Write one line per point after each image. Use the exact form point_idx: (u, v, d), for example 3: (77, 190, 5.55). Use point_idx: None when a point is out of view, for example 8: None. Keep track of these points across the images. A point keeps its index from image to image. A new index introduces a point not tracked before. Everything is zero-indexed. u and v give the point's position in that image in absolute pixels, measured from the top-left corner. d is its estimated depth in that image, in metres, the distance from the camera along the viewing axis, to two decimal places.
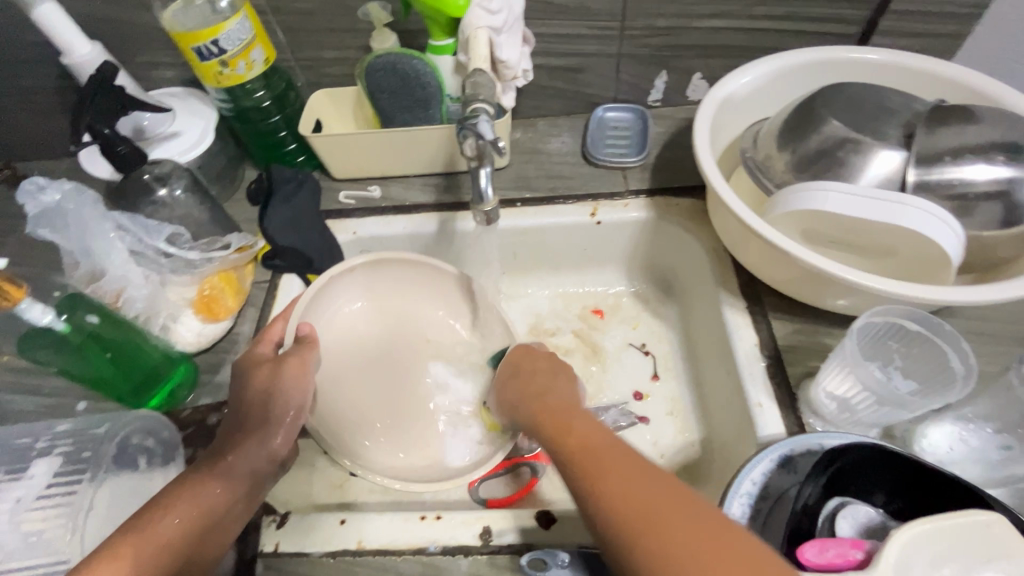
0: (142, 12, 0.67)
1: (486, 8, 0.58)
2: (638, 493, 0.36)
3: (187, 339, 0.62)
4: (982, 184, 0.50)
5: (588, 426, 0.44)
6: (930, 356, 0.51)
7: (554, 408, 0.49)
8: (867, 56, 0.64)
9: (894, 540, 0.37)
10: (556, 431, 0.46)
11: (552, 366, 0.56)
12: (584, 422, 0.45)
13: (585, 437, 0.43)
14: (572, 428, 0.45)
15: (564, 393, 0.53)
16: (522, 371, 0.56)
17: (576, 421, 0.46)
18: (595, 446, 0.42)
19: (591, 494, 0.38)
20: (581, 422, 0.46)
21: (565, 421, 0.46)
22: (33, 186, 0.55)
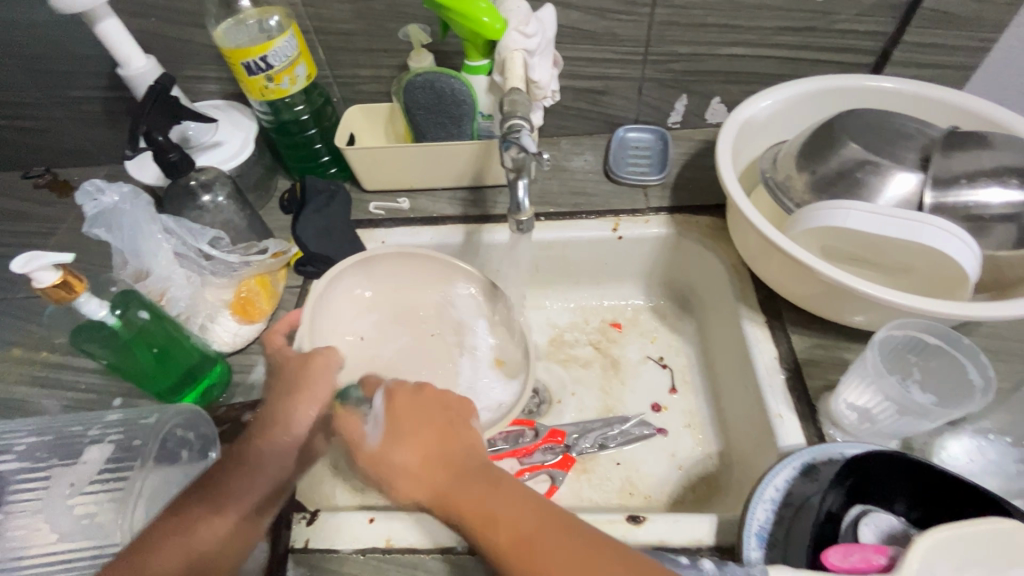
0: (194, 30, 0.71)
1: (523, 32, 0.61)
2: (580, 560, 0.40)
3: (222, 339, 0.64)
4: (996, 206, 0.53)
5: (513, 494, 0.45)
6: (947, 370, 0.53)
7: (461, 474, 0.47)
8: (881, 85, 0.67)
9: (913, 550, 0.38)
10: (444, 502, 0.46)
11: (436, 415, 0.52)
12: (500, 492, 0.45)
13: (518, 517, 0.43)
14: (473, 502, 0.44)
15: (432, 447, 0.49)
16: (393, 459, 0.49)
17: (487, 487, 0.45)
18: (529, 520, 0.43)
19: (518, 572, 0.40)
20: (479, 491, 0.45)
21: (461, 489, 0.46)
22: (93, 188, 0.58)
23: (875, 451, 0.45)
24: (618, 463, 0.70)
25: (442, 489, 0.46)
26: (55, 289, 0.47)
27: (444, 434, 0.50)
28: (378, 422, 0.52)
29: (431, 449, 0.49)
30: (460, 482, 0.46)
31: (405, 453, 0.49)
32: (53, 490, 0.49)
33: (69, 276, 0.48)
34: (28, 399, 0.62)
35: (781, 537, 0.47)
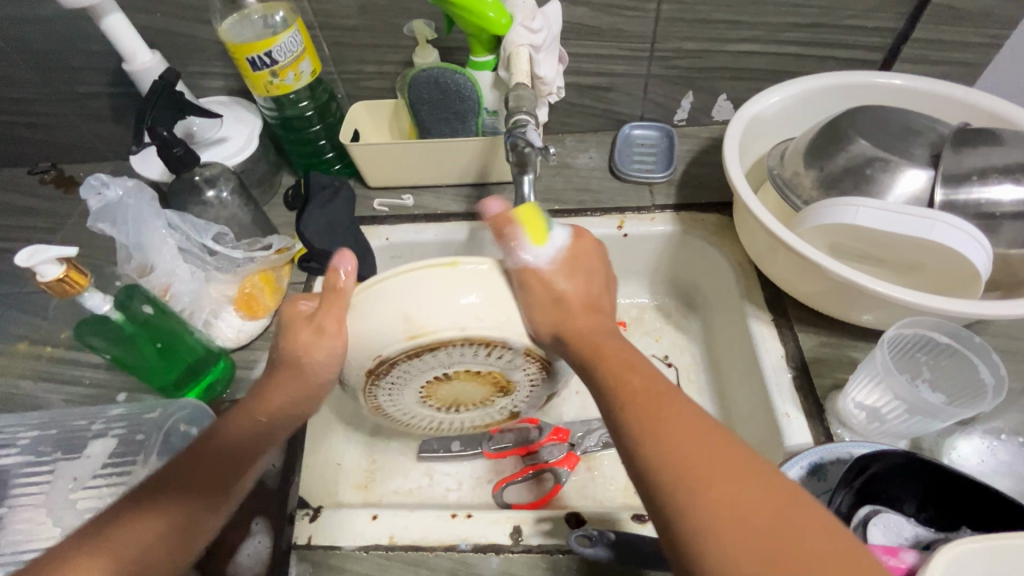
0: (198, 26, 0.71)
1: (528, 27, 0.61)
2: (683, 421, 0.37)
3: (226, 335, 0.64)
4: (1007, 204, 0.52)
5: (639, 365, 0.45)
6: (959, 368, 0.52)
7: (597, 332, 0.49)
8: (891, 81, 0.67)
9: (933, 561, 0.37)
10: (589, 353, 0.47)
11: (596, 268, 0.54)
12: (641, 371, 0.44)
13: (644, 380, 0.43)
14: (621, 363, 0.45)
15: (594, 295, 0.52)
16: (552, 288, 0.50)
17: (630, 364, 0.45)
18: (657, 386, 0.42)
19: (641, 429, 0.38)
20: (620, 356, 0.46)
21: (607, 341, 0.48)
22: (98, 182, 0.58)
23: (885, 450, 0.45)
24: None
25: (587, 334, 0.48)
26: (59, 283, 0.47)
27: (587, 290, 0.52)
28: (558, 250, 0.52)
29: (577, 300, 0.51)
30: (608, 335, 0.48)
31: (565, 283, 0.51)
32: (56, 485, 0.49)
33: (72, 270, 0.48)
34: (31, 394, 0.62)
35: None
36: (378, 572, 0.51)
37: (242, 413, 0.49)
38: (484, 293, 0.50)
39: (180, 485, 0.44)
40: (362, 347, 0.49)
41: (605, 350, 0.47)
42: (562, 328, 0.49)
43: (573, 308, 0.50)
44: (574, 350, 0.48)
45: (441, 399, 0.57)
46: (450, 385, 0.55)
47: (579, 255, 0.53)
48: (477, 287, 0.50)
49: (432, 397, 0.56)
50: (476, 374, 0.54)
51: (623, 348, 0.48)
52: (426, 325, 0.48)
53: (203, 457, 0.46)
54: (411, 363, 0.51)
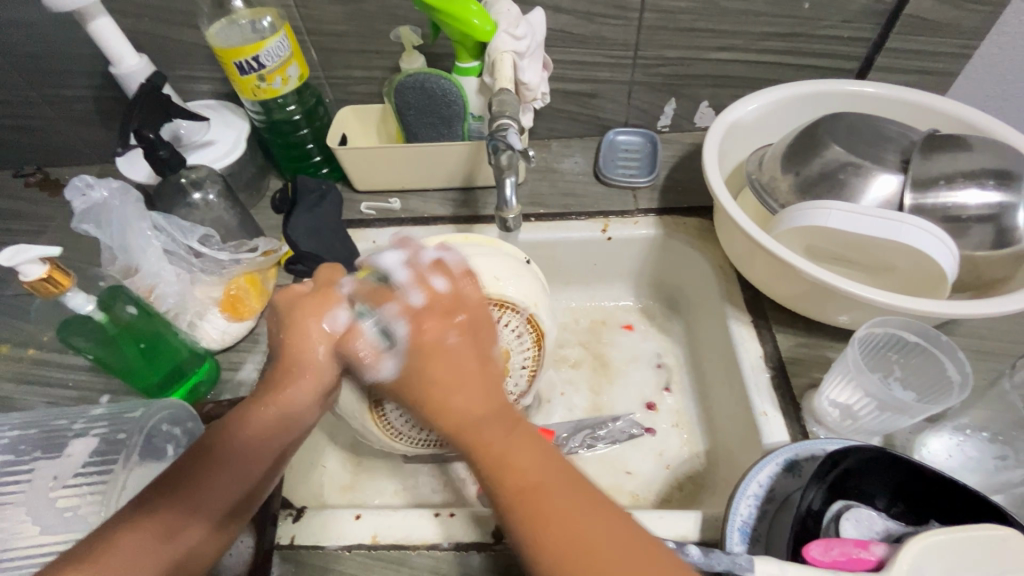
0: (186, 30, 0.71)
1: (512, 34, 0.62)
2: (572, 531, 0.35)
3: (210, 336, 0.64)
4: (974, 208, 0.54)
5: (518, 455, 0.39)
6: (929, 367, 0.54)
7: (485, 410, 0.41)
8: (864, 89, 0.69)
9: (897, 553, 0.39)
10: (474, 434, 0.40)
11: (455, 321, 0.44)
12: (525, 443, 0.40)
13: (530, 469, 0.38)
14: (500, 445, 0.40)
15: (478, 345, 0.44)
16: (442, 336, 0.43)
17: (517, 436, 0.40)
18: (540, 474, 0.38)
19: (519, 523, 0.37)
20: (506, 435, 0.40)
21: (484, 425, 0.40)
22: (82, 183, 0.58)
23: (857, 446, 0.46)
24: (607, 462, 0.71)
25: (471, 421, 0.41)
26: (42, 283, 0.47)
27: (466, 338, 0.43)
28: (434, 288, 0.45)
29: (450, 347, 0.43)
30: (500, 420, 0.41)
31: (455, 330, 0.43)
32: (35, 485, 0.48)
33: (55, 270, 0.48)
34: (14, 395, 0.62)
35: (763, 533, 0.48)
36: (360, 571, 0.52)
37: (245, 417, 0.46)
38: (470, 271, 0.53)
39: (190, 506, 0.41)
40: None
41: (487, 429, 0.40)
42: (434, 385, 0.42)
43: (472, 367, 0.42)
44: (458, 429, 0.41)
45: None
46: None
47: (457, 289, 0.46)
48: (461, 269, 0.53)
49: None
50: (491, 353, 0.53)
51: (503, 424, 0.41)
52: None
53: (209, 472, 0.43)
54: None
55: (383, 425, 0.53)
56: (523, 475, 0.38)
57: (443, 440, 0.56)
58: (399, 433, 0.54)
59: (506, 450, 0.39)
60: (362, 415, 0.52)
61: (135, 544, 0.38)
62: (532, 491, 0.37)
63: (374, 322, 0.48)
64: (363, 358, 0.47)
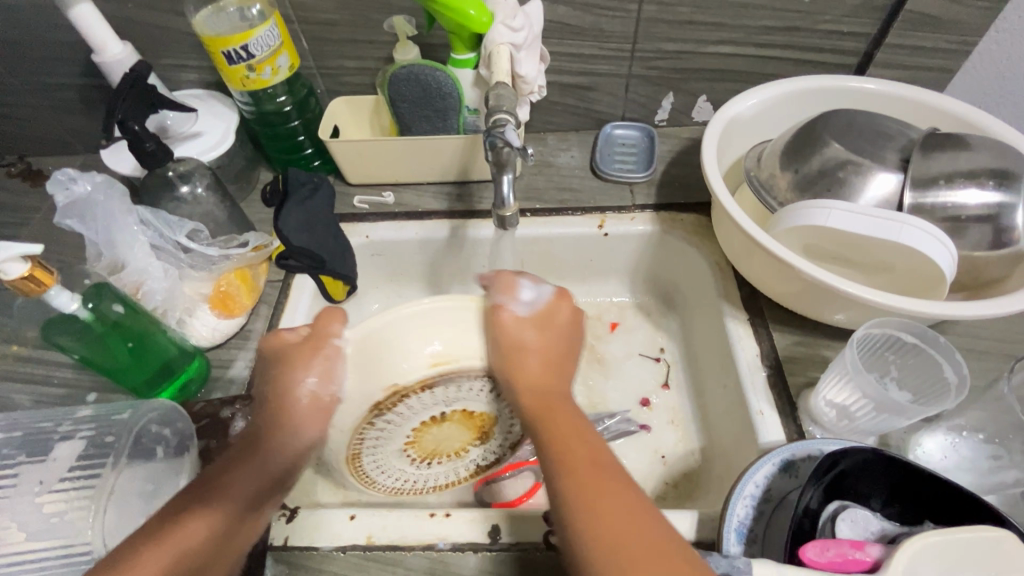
0: (172, 17, 0.69)
1: (509, 26, 0.61)
2: (617, 506, 0.38)
3: (202, 334, 0.62)
4: (972, 207, 0.54)
5: (587, 433, 0.46)
6: (924, 367, 0.54)
7: (548, 396, 0.50)
8: (864, 86, 0.68)
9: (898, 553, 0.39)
10: (544, 404, 0.49)
11: (563, 342, 0.56)
12: (586, 429, 0.46)
13: (592, 451, 0.43)
14: (574, 427, 0.46)
15: (557, 357, 0.54)
16: (521, 336, 0.55)
17: (580, 426, 0.46)
18: (596, 457, 0.43)
19: (573, 487, 0.40)
20: (567, 418, 0.47)
21: (555, 413, 0.48)
22: (64, 177, 0.56)
23: (852, 448, 0.46)
24: None
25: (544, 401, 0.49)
26: (23, 282, 0.46)
27: (557, 345, 0.55)
28: (533, 305, 0.57)
29: (552, 347, 0.55)
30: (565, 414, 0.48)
31: (530, 333, 0.55)
32: (20, 488, 0.47)
33: (37, 268, 0.47)
34: None
35: (759, 534, 0.48)
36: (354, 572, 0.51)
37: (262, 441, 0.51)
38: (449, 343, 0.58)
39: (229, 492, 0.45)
40: (375, 381, 0.56)
41: (550, 416, 0.47)
42: (519, 363, 0.53)
43: (537, 363, 0.53)
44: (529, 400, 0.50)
45: (421, 450, 0.59)
46: (438, 429, 0.60)
47: (557, 316, 0.57)
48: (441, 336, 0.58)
49: (414, 446, 0.59)
50: (470, 415, 0.60)
51: (577, 417, 0.48)
52: (443, 356, 0.57)
53: (243, 466, 0.48)
54: (419, 397, 0.57)
55: (362, 471, 0.58)
56: (575, 447, 0.44)
57: (423, 478, 0.61)
58: (384, 472, 0.59)
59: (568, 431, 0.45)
60: (342, 462, 0.57)
61: (201, 521, 0.42)
62: (586, 462, 0.42)
63: (360, 392, 0.55)
64: (350, 417, 0.55)
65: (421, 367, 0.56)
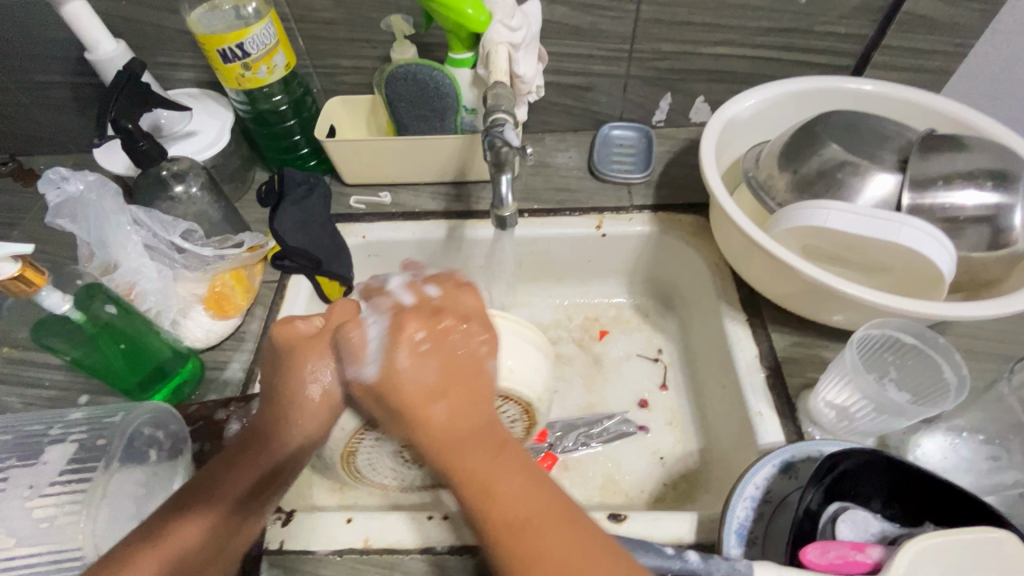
0: (166, 15, 0.68)
1: (507, 25, 0.61)
2: (560, 560, 0.35)
3: (195, 335, 0.62)
4: (971, 208, 0.54)
5: (507, 481, 0.39)
6: (924, 369, 0.54)
7: (456, 435, 0.41)
8: (862, 87, 0.68)
9: (898, 555, 0.40)
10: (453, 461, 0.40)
11: (458, 346, 0.44)
12: (508, 470, 0.39)
13: (507, 508, 0.37)
14: (487, 472, 0.39)
15: (462, 359, 0.44)
16: (419, 365, 0.43)
17: (501, 465, 0.39)
18: (527, 502, 0.38)
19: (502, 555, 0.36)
20: (490, 464, 0.39)
21: (467, 454, 0.40)
22: (56, 176, 0.55)
23: (852, 449, 0.46)
24: (601, 460, 0.71)
25: (454, 438, 0.41)
26: (14, 283, 0.45)
27: (450, 348, 0.44)
28: (378, 343, 0.45)
29: (443, 358, 0.43)
30: (485, 448, 0.40)
31: (409, 363, 0.43)
32: (8, 493, 0.46)
33: (28, 268, 0.46)
34: None
35: (759, 535, 0.48)
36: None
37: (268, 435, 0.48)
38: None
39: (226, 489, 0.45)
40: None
41: (463, 455, 0.40)
42: (415, 417, 0.42)
43: (436, 388, 0.42)
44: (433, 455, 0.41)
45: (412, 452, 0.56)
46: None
47: (422, 325, 0.45)
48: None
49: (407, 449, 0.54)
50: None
51: (496, 442, 0.41)
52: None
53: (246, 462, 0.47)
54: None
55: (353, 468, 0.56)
56: (505, 497, 0.38)
57: (411, 475, 0.58)
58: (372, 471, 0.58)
59: (487, 475, 0.39)
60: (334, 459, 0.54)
61: (193, 526, 0.42)
62: (519, 519, 0.37)
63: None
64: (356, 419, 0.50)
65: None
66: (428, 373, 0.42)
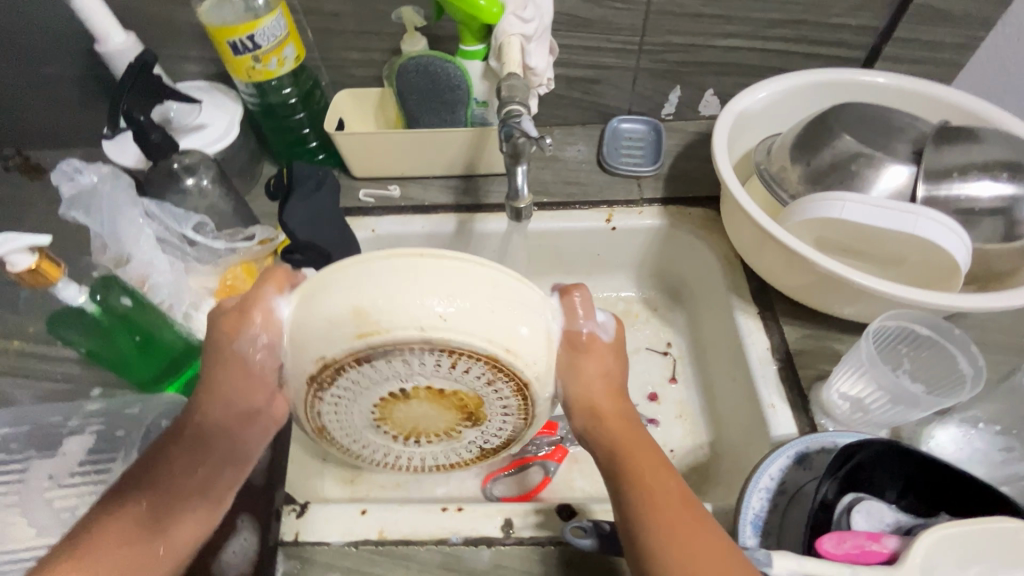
0: (176, 7, 0.68)
1: (520, 16, 0.60)
2: (687, 522, 0.40)
3: (206, 328, 0.59)
4: (985, 200, 0.54)
5: (657, 458, 0.44)
6: (938, 360, 0.54)
7: (617, 407, 0.46)
8: (874, 80, 0.68)
9: (918, 541, 0.40)
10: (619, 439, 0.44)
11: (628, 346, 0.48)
12: (653, 458, 0.44)
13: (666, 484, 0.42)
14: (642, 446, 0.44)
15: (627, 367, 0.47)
16: (598, 361, 0.45)
17: (649, 445, 0.45)
18: (664, 475, 0.43)
19: (652, 519, 0.40)
20: (642, 443, 0.44)
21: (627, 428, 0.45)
22: (70, 168, 0.56)
23: (868, 439, 0.46)
24: None
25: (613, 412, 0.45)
26: (31, 274, 0.45)
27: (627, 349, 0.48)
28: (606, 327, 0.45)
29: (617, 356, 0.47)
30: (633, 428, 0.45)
31: (593, 372, 0.44)
32: (30, 484, 0.47)
33: (44, 260, 0.46)
34: None
35: (775, 526, 0.48)
36: (367, 567, 0.51)
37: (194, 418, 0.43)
38: (410, 295, 0.38)
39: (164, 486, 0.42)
40: (306, 346, 0.40)
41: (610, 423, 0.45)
42: (594, 398, 0.45)
43: (607, 381, 0.45)
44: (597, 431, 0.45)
45: (398, 427, 0.45)
46: (407, 406, 0.43)
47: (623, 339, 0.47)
48: (394, 287, 0.39)
49: (388, 421, 0.44)
50: (441, 394, 0.42)
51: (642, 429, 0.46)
52: (380, 322, 0.38)
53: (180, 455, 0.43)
54: (360, 371, 0.40)
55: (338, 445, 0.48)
56: (644, 467, 0.43)
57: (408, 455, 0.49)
58: (362, 446, 0.48)
59: (637, 448, 0.44)
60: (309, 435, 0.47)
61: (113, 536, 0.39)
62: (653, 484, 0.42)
63: (295, 363, 0.40)
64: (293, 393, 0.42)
65: (346, 337, 0.38)
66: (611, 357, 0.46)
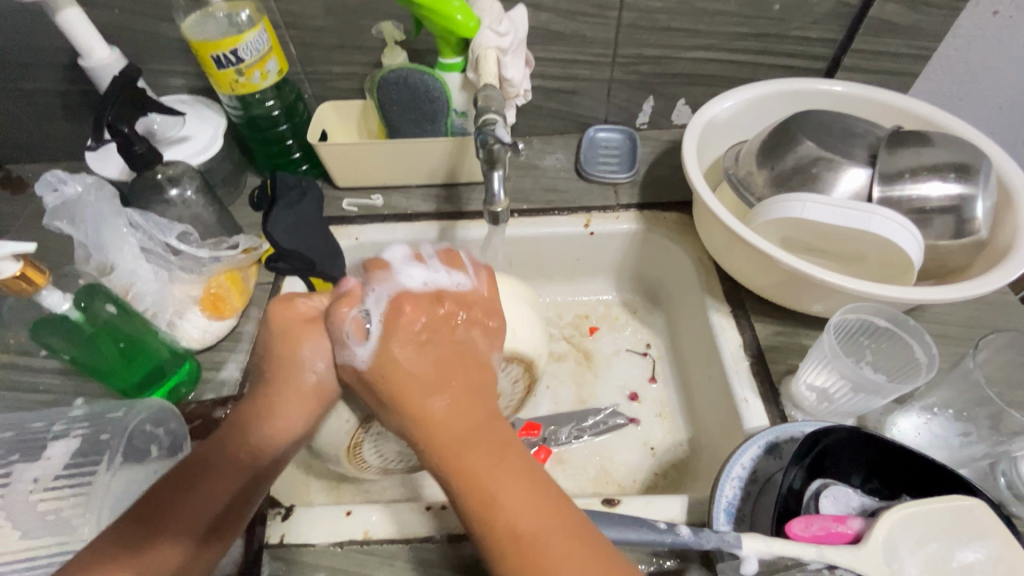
0: (160, 23, 0.70)
1: (496, 30, 0.63)
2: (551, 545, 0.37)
3: (192, 336, 0.62)
4: (936, 199, 0.57)
5: (530, 477, 0.40)
6: (898, 350, 0.57)
7: (460, 425, 0.41)
8: (833, 89, 0.72)
9: (881, 520, 0.42)
10: (458, 460, 0.40)
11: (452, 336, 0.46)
12: (512, 466, 0.40)
13: (527, 499, 0.39)
14: (478, 464, 0.40)
15: (447, 352, 0.45)
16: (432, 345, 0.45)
17: (502, 458, 0.40)
18: (527, 497, 0.39)
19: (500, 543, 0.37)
20: (483, 454, 0.40)
21: (473, 444, 0.41)
22: (55, 179, 0.57)
23: (832, 426, 0.48)
24: (593, 452, 0.72)
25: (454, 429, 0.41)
26: (15, 281, 0.46)
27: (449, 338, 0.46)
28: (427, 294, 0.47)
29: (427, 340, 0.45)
30: (483, 440, 0.41)
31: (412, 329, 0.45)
32: (14, 489, 0.47)
33: (29, 267, 0.47)
34: None
35: (748, 513, 0.50)
36: (353, 567, 0.51)
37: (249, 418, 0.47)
38: None
39: (191, 510, 0.43)
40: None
41: (450, 430, 0.41)
42: (421, 405, 0.42)
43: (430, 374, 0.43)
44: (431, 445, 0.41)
45: None
46: None
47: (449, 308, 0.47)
48: None
49: (414, 432, 0.55)
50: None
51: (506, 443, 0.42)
52: None
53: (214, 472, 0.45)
54: None
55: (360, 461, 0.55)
56: (480, 482, 0.39)
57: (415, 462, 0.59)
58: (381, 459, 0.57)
59: (478, 465, 0.40)
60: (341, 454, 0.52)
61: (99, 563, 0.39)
62: (498, 505, 0.38)
63: None
64: (355, 403, 0.50)
65: None
66: (430, 346, 0.45)
